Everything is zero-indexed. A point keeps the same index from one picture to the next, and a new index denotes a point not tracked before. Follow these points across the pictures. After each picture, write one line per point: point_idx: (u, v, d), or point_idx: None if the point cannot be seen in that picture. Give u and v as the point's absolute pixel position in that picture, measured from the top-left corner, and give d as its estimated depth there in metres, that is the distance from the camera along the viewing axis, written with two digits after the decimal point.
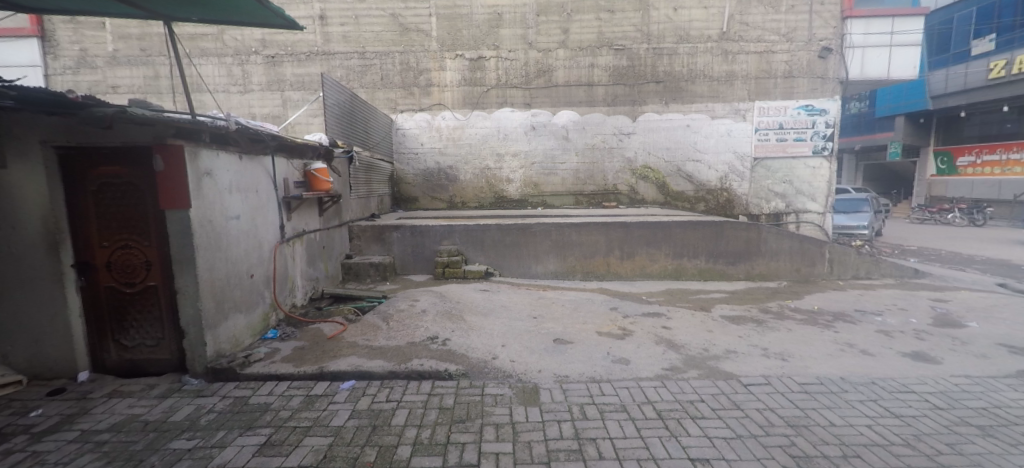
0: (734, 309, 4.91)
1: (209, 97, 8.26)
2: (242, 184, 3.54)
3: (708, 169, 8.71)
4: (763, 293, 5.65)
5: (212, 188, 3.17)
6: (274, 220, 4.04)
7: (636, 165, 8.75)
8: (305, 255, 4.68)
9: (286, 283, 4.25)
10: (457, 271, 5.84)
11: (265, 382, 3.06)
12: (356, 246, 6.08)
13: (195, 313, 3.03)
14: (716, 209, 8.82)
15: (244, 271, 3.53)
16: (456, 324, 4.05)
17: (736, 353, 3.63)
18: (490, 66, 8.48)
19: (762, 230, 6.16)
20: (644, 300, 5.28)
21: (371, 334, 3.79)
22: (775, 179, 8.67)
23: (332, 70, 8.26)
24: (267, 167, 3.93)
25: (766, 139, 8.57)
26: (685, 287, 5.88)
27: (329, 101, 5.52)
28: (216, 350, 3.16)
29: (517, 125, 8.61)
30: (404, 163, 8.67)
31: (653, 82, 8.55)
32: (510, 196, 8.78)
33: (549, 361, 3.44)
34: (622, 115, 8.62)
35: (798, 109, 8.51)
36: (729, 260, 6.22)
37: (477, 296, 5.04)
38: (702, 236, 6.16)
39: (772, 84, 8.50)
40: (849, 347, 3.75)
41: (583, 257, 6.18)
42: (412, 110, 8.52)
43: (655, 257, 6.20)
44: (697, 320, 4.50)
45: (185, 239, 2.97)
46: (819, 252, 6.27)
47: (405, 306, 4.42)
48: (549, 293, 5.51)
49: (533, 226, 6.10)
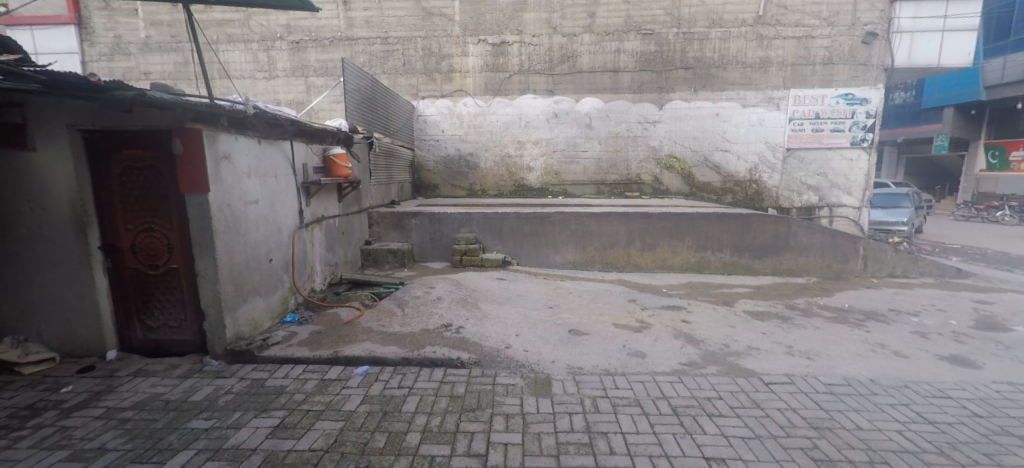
0: (758, 304, 4.73)
1: (236, 82, 8.41)
2: (261, 168, 3.62)
3: (737, 159, 8.38)
4: (791, 288, 5.42)
5: (230, 172, 3.26)
6: (294, 206, 4.13)
7: (661, 154, 8.50)
8: (324, 240, 4.76)
9: (306, 267, 4.35)
10: (474, 258, 5.83)
11: (281, 365, 3.13)
12: (376, 232, 6.14)
13: (214, 295, 3.15)
14: (743, 201, 8.51)
15: (263, 255, 3.63)
16: (471, 311, 4.03)
17: (758, 350, 3.49)
18: (513, 51, 8.32)
19: (792, 223, 5.90)
20: (664, 292, 5.15)
21: (386, 320, 3.83)
22: (808, 171, 8.28)
23: (355, 56, 8.28)
24: (286, 152, 4.01)
25: (800, 128, 8.16)
26: (708, 280, 5.70)
27: (349, 86, 5.54)
28: (235, 332, 3.27)
29: (539, 112, 8.47)
30: (425, 149, 8.67)
31: (682, 68, 8.24)
32: (530, 184, 8.68)
33: (563, 352, 3.38)
34: (648, 102, 8.36)
35: (837, 97, 8.05)
36: (755, 253, 5.98)
37: (494, 285, 5.02)
38: (727, 229, 5.94)
39: (809, 70, 8.06)
40: (881, 348, 3.55)
41: (602, 248, 6.06)
42: (434, 96, 8.48)
43: (677, 249, 6.02)
44: (718, 315, 4.36)
45: (204, 222, 3.07)
46: (854, 248, 5.96)
47: (421, 293, 4.43)
48: (566, 283, 5.44)
49: (552, 215, 6.01)
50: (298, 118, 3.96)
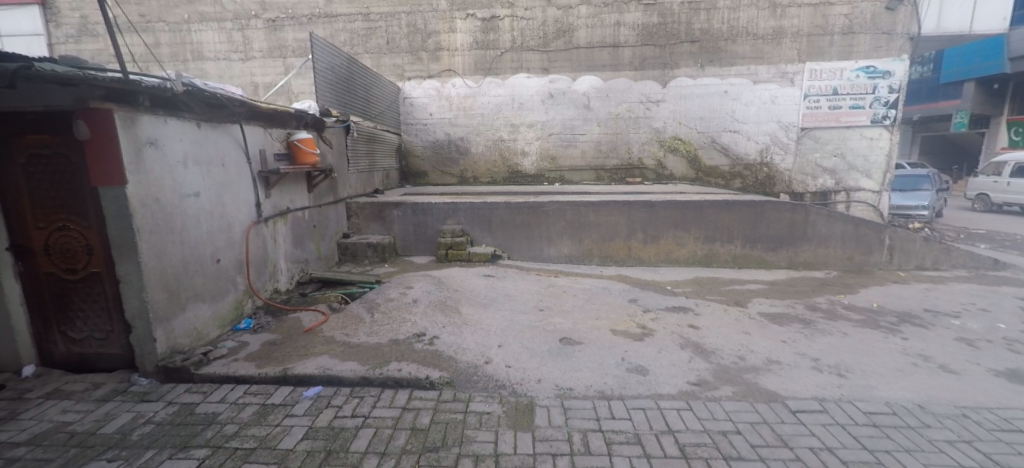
0: (775, 305, 4.23)
1: (210, 64, 7.83)
2: (201, 156, 3.07)
3: (747, 141, 7.78)
4: (810, 285, 4.91)
5: (158, 160, 2.70)
6: (249, 198, 3.60)
7: (665, 136, 7.90)
8: (290, 235, 4.26)
9: (266, 266, 3.85)
10: (461, 253, 5.34)
11: (221, 385, 2.67)
12: (355, 225, 5.65)
13: (141, 305, 2.62)
14: (754, 186, 7.94)
15: (207, 255, 3.11)
16: (449, 317, 3.55)
17: (779, 365, 3.01)
18: (505, 26, 7.69)
19: (811, 211, 5.36)
20: (668, 290, 4.65)
21: (352, 328, 3.35)
22: (824, 153, 7.69)
23: (336, 34, 7.68)
24: (236, 137, 3.45)
25: (816, 106, 7.54)
26: (717, 276, 5.19)
27: (320, 63, 4.98)
28: (170, 346, 2.77)
29: (533, 93, 7.88)
30: (413, 134, 8.12)
31: (687, 42, 7.59)
32: (525, 170, 8.15)
33: (551, 368, 2.91)
34: (651, 80, 7.74)
35: (857, 71, 7.40)
36: (769, 245, 5.47)
37: (480, 284, 4.53)
38: (738, 218, 5.40)
39: (827, 42, 7.39)
40: (923, 362, 3.09)
41: (601, 240, 5.56)
42: (420, 77, 7.89)
43: (683, 240, 5.51)
44: (731, 319, 3.86)
45: (123, 221, 2.51)
46: (878, 238, 5.42)
47: (396, 295, 3.95)
48: (561, 279, 4.95)
49: (545, 205, 5.50)
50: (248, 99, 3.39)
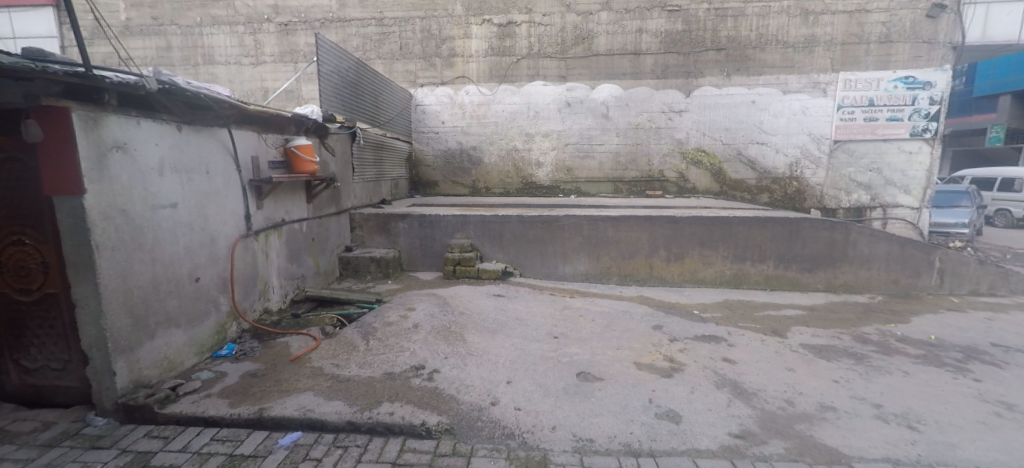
0: (818, 335, 3.74)
1: (221, 69, 7.70)
2: (181, 163, 2.79)
3: (775, 153, 7.32)
4: (853, 311, 4.41)
5: (127, 166, 2.42)
6: (238, 209, 3.31)
7: (688, 147, 7.49)
8: (285, 249, 3.95)
9: (256, 284, 3.54)
10: (469, 269, 4.98)
11: (186, 428, 2.34)
12: (358, 237, 5.34)
13: (99, 332, 2.31)
14: (782, 201, 7.46)
15: (183, 272, 2.81)
16: (453, 346, 3.17)
17: (836, 413, 2.56)
18: (521, 32, 7.41)
19: (852, 230, 4.88)
20: (695, 316, 4.21)
21: (344, 357, 2.99)
22: (859, 167, 7.19)
23: (348, 39, 7.50)
24: (224, 142, 3.17)
25: (850, 117, 7.06)
26: (748, 299, 4.73)
27: (325, 66, 4.72)
28: (133, 380, 2.46)
29: (549, 101, 7.56)
30: (424, 142, 7.86)
31: (713, 49, 7.21)
32: (539, 181, 7.80)
33: (566, 412, 2.50)
34: (674, 89, 7.36)
35: (895, 81, 6.92)
36: (805, 266, 4.99)
37: (488, 305, 4.15)
38: (771, 236, 4.96)
39: (863, 50, 6.94)
40: (1011, 411, 2.60)
41: (620, 258, 5.15)
42: (433, 84, 7.65)
43: (710, 259, 5.07)
44: (772, 352, 3.41)
45: (80, 236, 2.20)
46: (928, 260, 4.90)
47: (395, 318, 3.58)
48: (576, 300, 4.56)
49: (561, 219, 5.12)
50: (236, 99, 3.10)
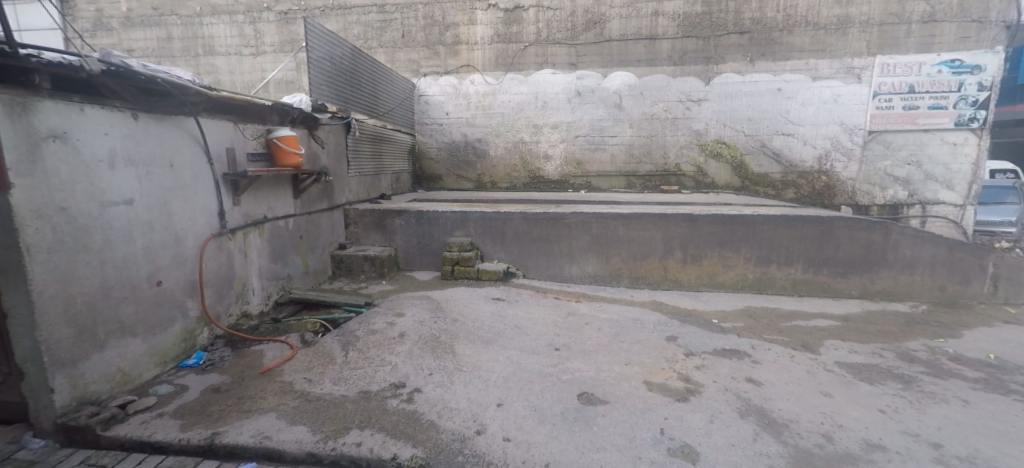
0: (855, 351, 3.30)
1: (221, 60, 7.49)
2: (137, 155, 2.50)
3: (803, 145, 6.78)
4: (894, 323, 3.93)
5: (68, 158, 2.13)
6: (209, 205, 3.03)
7: (707, 139, 7.01)
8: (267, 248, 3.68)
9: (232, 286, 3.27)
10: (468, 269, 4.67)
11: (130, 453, 2.05)
12: (353, 235, 5.06)
13: (33, 347, 2.01)
14: (810, 196, 6.93)
15: (142, 275, 2.53)
16: (440, 360, 2.85)
17: (885, 455, 2.16)
18: (529, 17, 6.99)
19: (892, 230, 4.38)
20: (713, 325, 3.81)
21: (318, 371, 2.70)
22: (896, 160, 6.61)
23: (349, 27, 7.20)
24: (192, 132, 2.88)
25: (887, 106, 6.48)
26: (774, 307, 4.29)
27: (314, 53, 4.40)
28: (77, 396, 2.18)
29: (558, 90, 7.16)
30: (428, 134, 7.54)
31: (735, 33, 6.70)
32: (547, 176, 7.42)
33: (562, 444, 2.15)
34: (692, 76, 6.87)
35: (938, 65, 6.28)
36: (838, 270, 4.53)
37: (485, 310, 3.82)
38: (800, 237, 4.50)
39: (902, 31, 6.34)
40: None
41: (631, 258, 4.76)
42: (436, 73, 7.31)
43: (730, 262, 4.64)
44: (802, 371, 2.99)
45: (7, 237, 1.91)
46: (979, 264, 4.38)
47: (381, 325, 3.28)
48: (583, 305, 4.20)
49: (567, 216, 4.74)
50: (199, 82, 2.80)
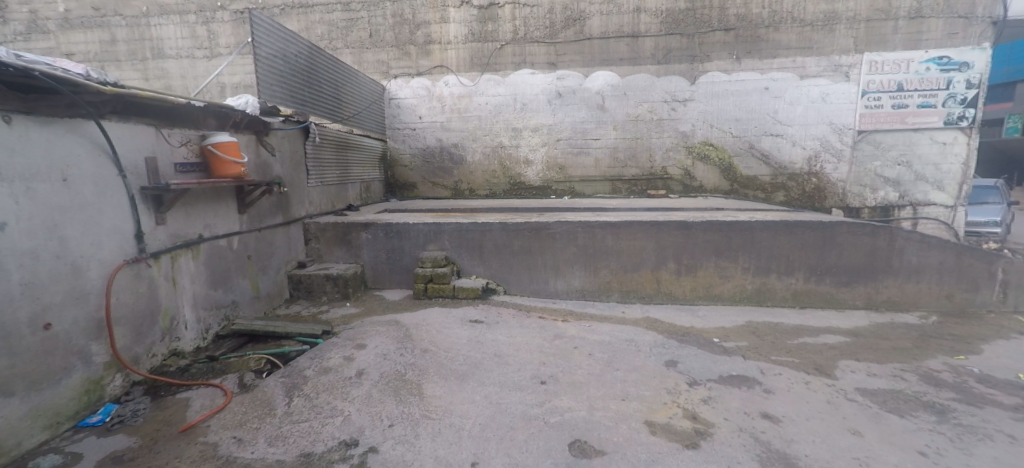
0: (875, 374, 3.00)
1: (172, 63, 6.89)
2: (11, 167, 1.98)
3: (792, 145, 6.55)
4: (907, 337, 3.67)
5: None
6: (121, 227, 2.51)
7: (694, 141, 6.72)
8: (204, 272, 3.15)
9: (157, 320, 2.74)
10: (444, 287, 4.21)
11: None
12: (314, 251, 4.55)
13: None
14: (800, 199, 6.69)
15: (22, 319, 2.01)
16: (404, 406, 2.39)
17: None
18: (505, 14, 6.60)
19: (898, 236, 4.11)
20: (715, 346, 3.45)
21: (252, 427, 2.21)
22: (886, 159, 6.43)
23: (312, 27, 6.69)
24: (94, 138, 2.36)
25: (876, 105, 6.30)
26: (777, 322, 3.96)
27: (262, 50, 3.91)
28: None
29: (538, 92, 6.78)
30: (400, 140, 7.07)
31: (720, 30, 6.44)
32: (529, 181, 7.02)
33: None
34: (677, 76, 6.59)
35: (927, 62, 6.13)
36: (841, 278, 4.24)
37: (461, 335, 3.37)
38: (800, 245, 4.19)
39: (890, 27, 6.17)
40: None
41: (621, 271, 4.38)
42: (408, 74, 6.85)
43: (727, 272, 4.30)
44: (823, 403, 2.64)
45: None
46: (988, 271, 4.13)
47: (336, 362, 2.80)
48: (570, 325, 3.79)
49: (552, 226, 4.33)
50: (94, 77, 2.26)
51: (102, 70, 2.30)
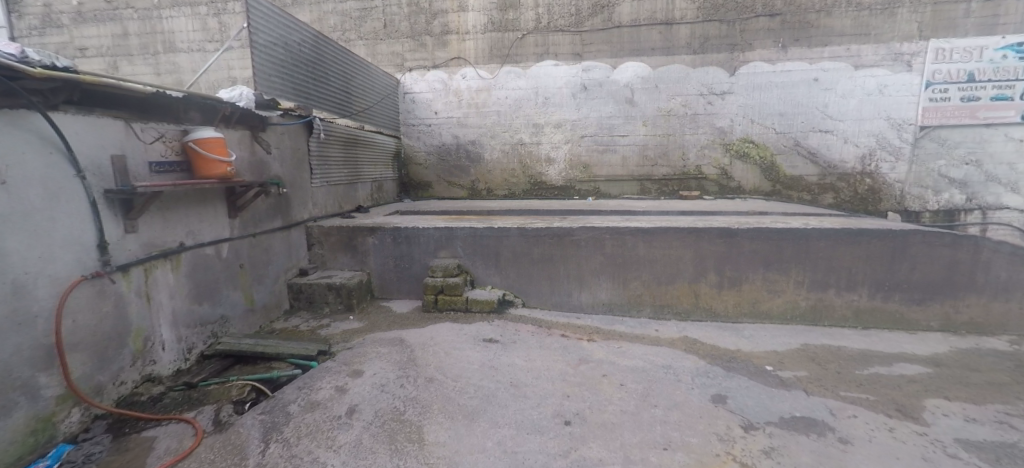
0: (975, 420, 2.49)
1: (183, 57, 6.68)
2: None
3: (843, 142, 5.90)
4: (1002, 369, 3.08)
5: None
6: (79, 237, 2.17)
7: (731, 138, 6.13)
8: (186, 286, 2.81)
9: (126, 342, 2.40)
10: (455, 299, 3.81)
11: None
12: (317, 257, 4.21)
13: None
14: (851, 201, 6.03)
15: None
16: (399, 458, 1.98)
17: None
18: (527, 2, 6.14)
19: (984, 247, 3.50)
20: (770, 376, 2.95)
21: None
22: (952, 157, 5.71)
23: (324, 18, 6.37)
24: (44, 134, 2.02)
25: (942, 97, 5.58)
26: (838, 345, 3.41)
27: (260, 39, 3.56)
28: None
29: (561, 85, 6.31)
30: (415, 137, 6.71)
31: (765, 15, 5.83)
32: (550, 181, 6.56)
33: None
34: (714, 66, 6.02)
35: (1003, 49, 5.35)
36: (913, 296, 3.66)
37: (473, 359, 2.96)
38: (865, 256, 3.63)
39: (960, 10, 5.44)
40: None
41: (654, 283, 3.89)
42: (423, 67, 6.48)
43: (777, 286, 3.77)
44: (918, 460, 2.14)
45: None
46: None
47: (326, 394, 2.42)
48: (597, 346, 3.33)
49: (576, 232, 3.87)
50: (34, 59, 1.89)
51: (47, 51, 1.94)
